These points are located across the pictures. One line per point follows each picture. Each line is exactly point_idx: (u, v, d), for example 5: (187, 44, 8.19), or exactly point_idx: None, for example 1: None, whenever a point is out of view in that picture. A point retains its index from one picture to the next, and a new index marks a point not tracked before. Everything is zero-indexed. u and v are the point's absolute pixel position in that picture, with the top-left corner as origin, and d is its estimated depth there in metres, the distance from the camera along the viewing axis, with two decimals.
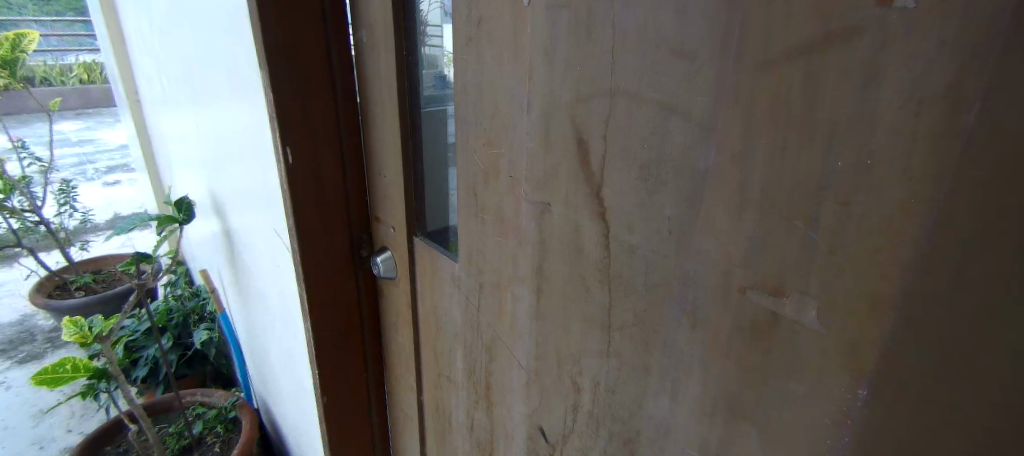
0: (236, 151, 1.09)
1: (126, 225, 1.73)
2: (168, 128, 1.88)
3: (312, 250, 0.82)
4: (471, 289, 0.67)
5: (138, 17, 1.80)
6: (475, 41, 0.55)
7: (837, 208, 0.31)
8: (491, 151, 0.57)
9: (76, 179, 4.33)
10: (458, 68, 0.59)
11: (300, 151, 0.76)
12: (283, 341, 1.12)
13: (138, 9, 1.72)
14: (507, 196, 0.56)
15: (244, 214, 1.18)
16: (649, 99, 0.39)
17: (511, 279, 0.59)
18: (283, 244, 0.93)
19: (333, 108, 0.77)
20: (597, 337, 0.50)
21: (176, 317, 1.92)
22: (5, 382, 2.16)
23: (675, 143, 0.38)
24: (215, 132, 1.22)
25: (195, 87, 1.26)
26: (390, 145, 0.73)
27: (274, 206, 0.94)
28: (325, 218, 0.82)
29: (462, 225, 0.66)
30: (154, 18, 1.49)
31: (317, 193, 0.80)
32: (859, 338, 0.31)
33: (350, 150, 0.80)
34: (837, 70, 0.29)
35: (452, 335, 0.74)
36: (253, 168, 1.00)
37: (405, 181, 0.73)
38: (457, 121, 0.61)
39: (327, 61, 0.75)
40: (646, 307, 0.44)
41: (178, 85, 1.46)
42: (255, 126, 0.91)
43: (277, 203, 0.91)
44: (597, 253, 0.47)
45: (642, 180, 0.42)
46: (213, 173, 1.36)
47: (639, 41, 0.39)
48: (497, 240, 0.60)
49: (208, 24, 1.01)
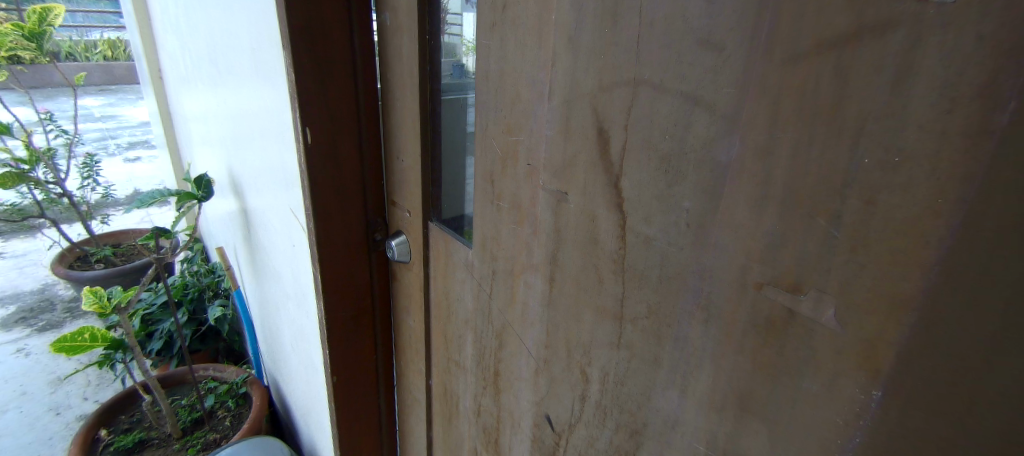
0: (256, 130, 1.10)
1: (146, 199, 1.74)
2: (190, 105, 1.90)
3: (330, 233, 0.83)
4: (484, 276, 0.67)
5: None
6: (500, 27, 0.55)
7: (861, 205, 0.30)
8: (510, 138, 0.57)
9: (100, 154, 4.42)
10: (481, 54, 0.59)
11: (319, 131, 0.76)
12: (295, 319, 1.13)
13: None
14: (524, 183, 0.56)
15: (262, 194, 1.19)
16: (672, 90, 0.39)
17: (524, 267, 0.59)
18: (299, 224, 0.94)
19: (353, 89, 0.77)
20: (608, 328, 0.50)
21: (192, 292, 1.95)
22: (26, 349, 2.21)
23: (698, 135, 0.38)
24: (236, 109, 1.22)
25: (219, 67, 1.26)
26: (409, 131, 0.74)
27: (291, 185, 0.95)
28: (340, 200, 0.82)
29: (478, 212, 0.66)
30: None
31: (335, 175, 0.80)
32: (875, 338, 0.31)
33: (368, 133, 0.81)
34: (870, 64, 0.28)
35: (463, 321, 0.74)
36: (273, 147, 1.01)
37: (423, 166, 0.73)
38: (478, 109, 0.61)
39: (348, 46, 0.75)
40: (660, 298, 0.44)
41: (201, 65, 1.47)
42: (277, 106, 0.91)
43: (295, 183, 0.92)
44: (612, 243, 0.47)
45: (661, 172, 0.41)
46: (234, 151, 1.37)
47: (664, 30, 0.39)
48: (512, 228, 0.60)
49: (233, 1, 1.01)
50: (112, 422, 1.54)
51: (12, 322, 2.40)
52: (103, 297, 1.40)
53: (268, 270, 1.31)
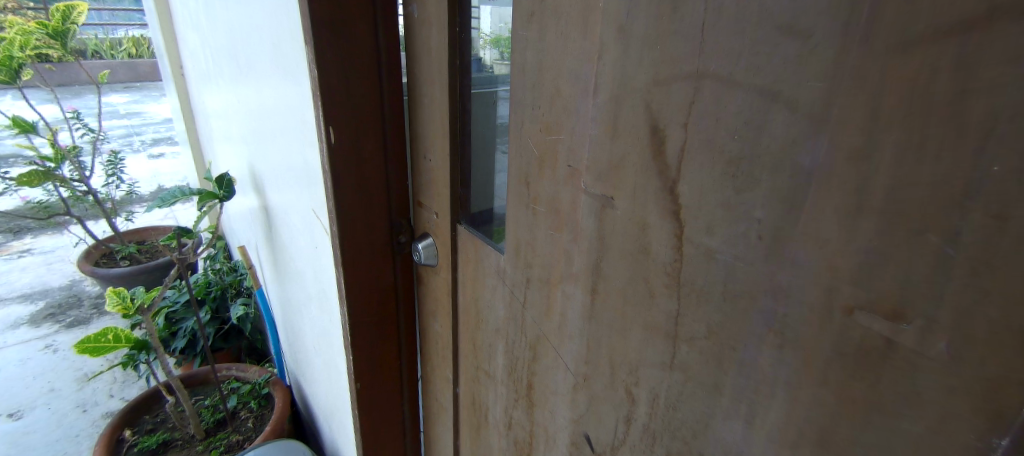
0: (278, 127, 1.07)
1: (166, 198, 1.73)
2: (211, 102, 1.88)
3: (354, 235, 0.80)
4: (517, 284, 0.63)
5: None
6: (538, 17, 0.51)
7: (987, 222, 0.25)
8: (548, 137, 0.53)
9: (124, 151, 4.49)
10: (517, 46, 0.54)
11: (342, 130, 0.73)
12: (318, 322, 1.11)
13: None
14: (564, 186, 0.52)
15: (284, 193, 1.16)
16: (743, 84, 0.34)
17: (563, 276, 0.55)
18: (322, 225, 0.91)
19: (377, 87, 0.74)
20: (659, 347, 0.46)
21: (214, 290, 1.95)
22: (53, 345, 2.25)
23: (775, 136, 0.33)
24: (257, 107, 1.20)
25: (241, 65, 1.24)
26: (436, 130, 0.70)
27: (314, 186, 0.91)
28: (365, 202, 0.79)
29: (511, 216, 0.62)
30: None
31: (360, 176, 0.77)
32: (1003, 378, 0.26)
33: (393, 132, 0.77)
34: (1009, 51, 0.23)
35: (494, 330, 0.71)
36: (295, 146, 0.98)
37: (452, 167, 0.69)
38: (512, 105, 0.57)
39: (373, 41, 0.72)
40: (723, 318, 0.39)
41: (223, 64, 1.45)
42: (299, 103, 0.88)
43: (318, 184, 0.89)
44: (666, 255, 0.43)
45: (728, 177, 0.37)
46: (255, 148, 1.35)
47: (736, 16, 0.34)
48: (550, 233, 0.56)
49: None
50: (137, 423, 1.55)
51: (40, 318, 2.45)
52: (126, 298, 1.40)
53: (289, 269, 1.29)
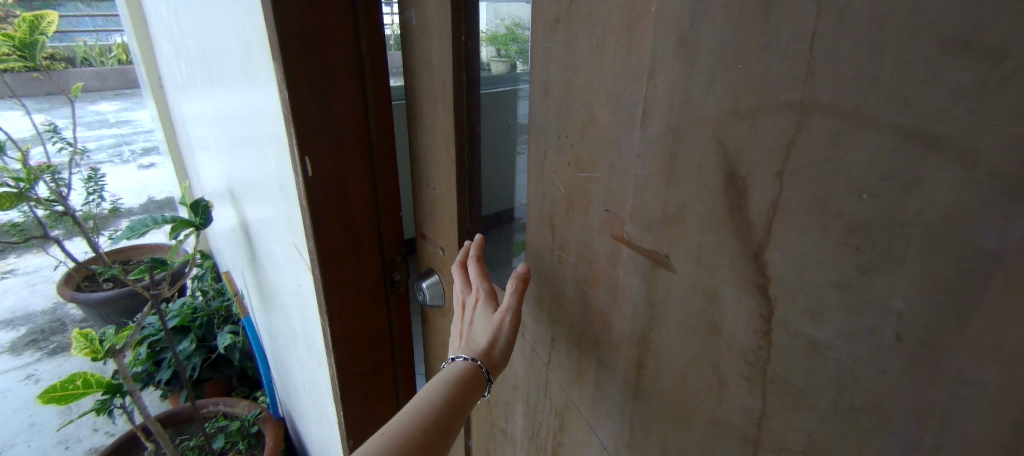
0: (254, 148, 0.96)
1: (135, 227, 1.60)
2: (191, 114, 1.75)
3: (341, 277, 0.70)
4: (540, 340, 0.54)
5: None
6: (566, 23, 0.40)
7: None
8: (579, 174, 0.43)
9: (114, 163, 4.36)
10: (539, 61, 0.44)
11: (320, 161, 0.63)
12: (306, 362, 1.01)
13: None
14: (599, 236, 0.42)
15: (266, 221, 1.05)
16: (881, 123, 0.24)
17: (599, 342, 0.46)
18: (303, 262, 0.80)
19: (363, 106, 0.64)
20: (731, 449, 0.36)
21: (200, 317, 1.87)
22: (36, 374, 2.16)
23: (933, 201, 0.23)
24: (233, 123, 1.09)
25: (215, 77, 1.12)
26: (440, 154, 0.59)
27: (293, 219, 0.81)
28: (349, 238, 0.69)
29: (532, 261, 0.52)
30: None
31: (343, 211, 0.67)
32: None
33: (381, 157, 0.67)
34: None
35: (512, 387, 0.61)
36: (272, 171, 0.88)
37: (459, 199, 0.59)
38: (533, 132, 0.47)
39: (357, 55, 0.61)
40: (832, 433, 0.29)
41: (198, 75, 1.33)
42: (273, 125, 0.77)
43: (297, 218, 0.78)
44: (745, 337, 0.33)
45: (847, 249, 0.27)
46: (233, 167, 1.25)
47: (872, 25, 0.23)
48: (581, 289, 0.46)
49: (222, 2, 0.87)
50: None
51: (23, 345, 2.36)
52: (94, 340, 1.31)
53: (274, 299, 1.19)
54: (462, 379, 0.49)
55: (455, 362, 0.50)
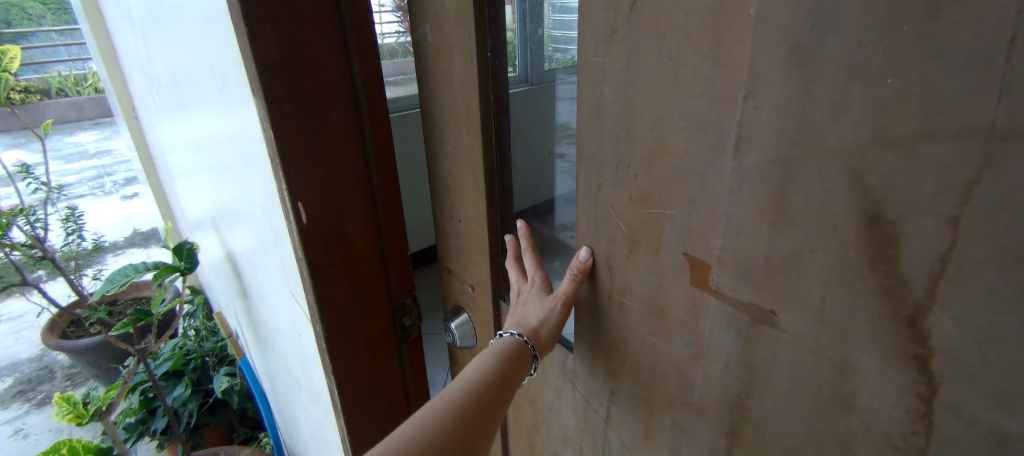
0: (233, 185, 0.87)
1: (116, 279, 1.51)
2: (167, 143, 1.63)
3: (342, 328, 0.63)
4: (597, 391, 0.48)
5: (121, 21, 1.58)
6: (625, 36, 0.33)
7: None
8: (646, 211, 0.36)
9: (93, 195, 4.15)
10: (590, 79, 0.37)
11: (313, 208, 0.56)
12: (312, 412, 0.93)
13: (120, 14, 1.50)
14: (675, 282, 0.36)
15: (255, 262, 0.96)
16: None
17: (676, 402, 0.39)
18: (301, 312, 0.73)
19: (357, 139, 0.57)
20: None
21: (194, 360, 1.80)
22: (24, 429, 2.06)
23: None
24: (208, 156, 0.99)
25: (185, 107, 1.01)
26: (466, 185, 0.53)
27: (285, 265, 0.72)
28: (347, 284, 0.62)
29: (585, 304, 0.46)
30: (136, 23, 1.28)
31: (343, 259, 0.61)
32: None
33: (383, 195, 0.62)
34: None
35: (563, 437, 0.55)
36: (255, 213, 0.79)
37: (492, 233, 0.53)
38: (584, 160, 0.40)
39: (349, 81, 0.55)
40: None
41: (169, 102, 1.21)
42: (252, 165, 0.68)
43: (289, 265, 0.70)
44: (892, 418, 0.26)
45: None
46: (213, 202, 1.15)
47: None
48: (649, 339, 0.40)
49: (187, 27, 0.77)
50: None
51: (9, 397, 2.24)
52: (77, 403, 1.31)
53: (271, 342, 1.11)
54: (509, 354, 0.44)
55: (501, 337, 0.45)
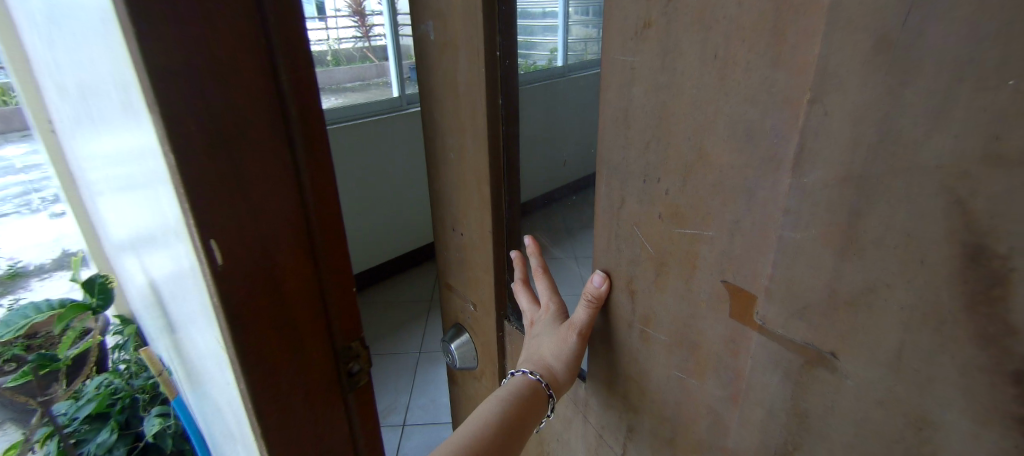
0: (131, 211, 0.64)
1: (13, 320, 1.21)
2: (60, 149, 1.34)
3: (308, 399, 0.45)
4: (612, 426, 0.43)
5: None
6: (661, 32, 0.29)
7: None
8: (679, 230, 0.31)
9: None
10: (616, 81, 0.33)
11: (228, 279, 0.36)
12: None
13: None
14: (711, 312, 0.31)
15: (170, 310, 0.73)
16: None
17: (706, 445, 0.35)
18: (226, 395, 0.53)
19: (284, 138, 0.36)
20: None
21: None
22: None
23: None
24: (100, 170, 0.75)
25: (71, 97, 0.74)
26: (469, 194, 0.48)
27: (201, 334, 0.51)
28: (299, 348, 0.43)
29: (601, 331, 0.41)
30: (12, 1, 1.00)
31: (284, 342, 0.41)
32: None
33: (327, 251, 0.41)
34: None
35: None
36: (162, 255, 0.57)
37: (497, 248, 0.48)
38: (606, 172, 0.36)
39: (265, 49, 0.33)
40: None
41: (58, 101, 0.95)
42: (147, 193, 0.47)
43: (206, 338, 0.49)
44: None
45: None
46: (116, 227, 0.90)
47: None
48: (676, 375, 0.35)
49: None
50: None
51: None
52: None
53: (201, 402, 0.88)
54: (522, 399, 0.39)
55: (512, 375, 0.40)
